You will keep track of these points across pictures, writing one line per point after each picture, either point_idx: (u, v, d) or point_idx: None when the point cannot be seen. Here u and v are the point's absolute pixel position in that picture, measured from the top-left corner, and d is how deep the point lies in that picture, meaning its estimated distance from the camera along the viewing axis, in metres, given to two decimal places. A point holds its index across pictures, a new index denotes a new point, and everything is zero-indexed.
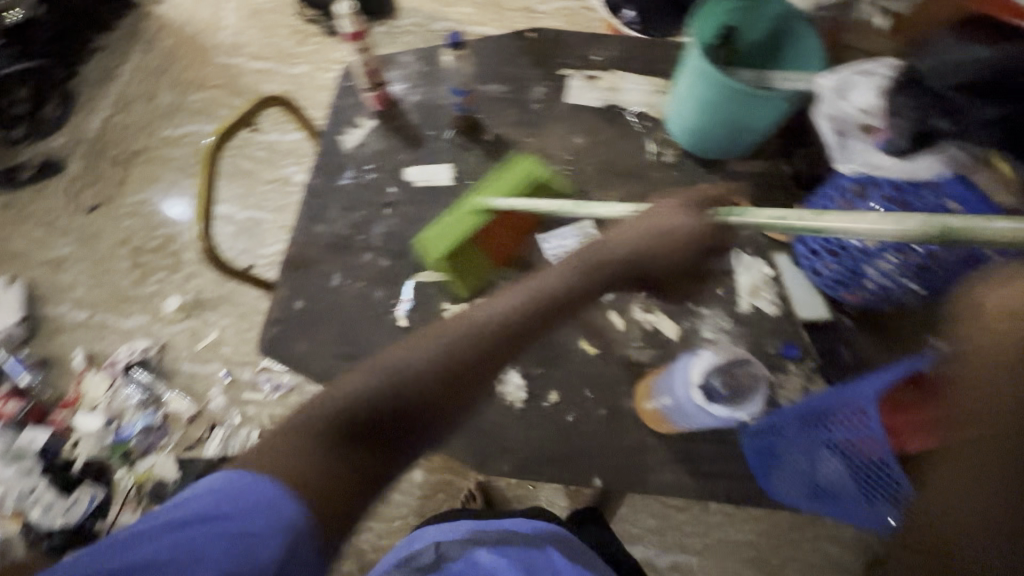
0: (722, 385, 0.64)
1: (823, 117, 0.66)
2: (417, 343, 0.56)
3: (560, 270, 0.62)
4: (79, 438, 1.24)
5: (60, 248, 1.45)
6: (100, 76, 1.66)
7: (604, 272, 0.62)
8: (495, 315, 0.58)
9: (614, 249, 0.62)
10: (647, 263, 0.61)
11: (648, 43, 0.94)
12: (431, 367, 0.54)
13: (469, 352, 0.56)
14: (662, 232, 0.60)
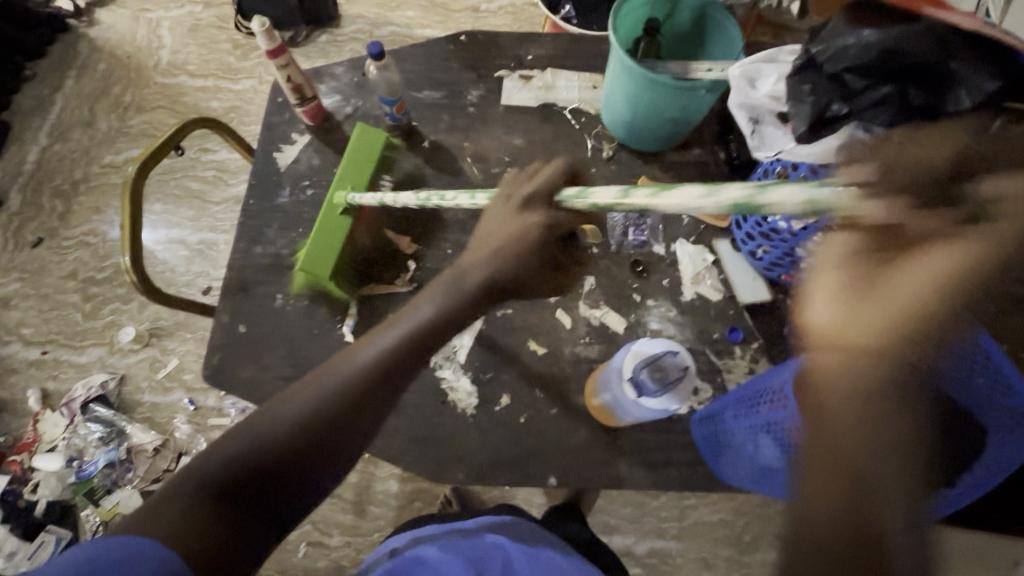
0: (652, 379, 0.65)
1: (737, 107, 0.61)
2: (293, 394, 0.52)
3: (430, 298, 0.59)
4: (39, 480, 1.20)
5: (5, 286, 1.40)
6: (35, 104, 1.61)
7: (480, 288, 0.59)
8: (373, 352, 0.55)
9: (480, 266, 0.60)
10: (503, 271, 0.59)
11: (580, 38, 0.94)
12: (309, 415, 0.50)
13: (348, 393, 0.52)
14: (514, 236, 0.59)
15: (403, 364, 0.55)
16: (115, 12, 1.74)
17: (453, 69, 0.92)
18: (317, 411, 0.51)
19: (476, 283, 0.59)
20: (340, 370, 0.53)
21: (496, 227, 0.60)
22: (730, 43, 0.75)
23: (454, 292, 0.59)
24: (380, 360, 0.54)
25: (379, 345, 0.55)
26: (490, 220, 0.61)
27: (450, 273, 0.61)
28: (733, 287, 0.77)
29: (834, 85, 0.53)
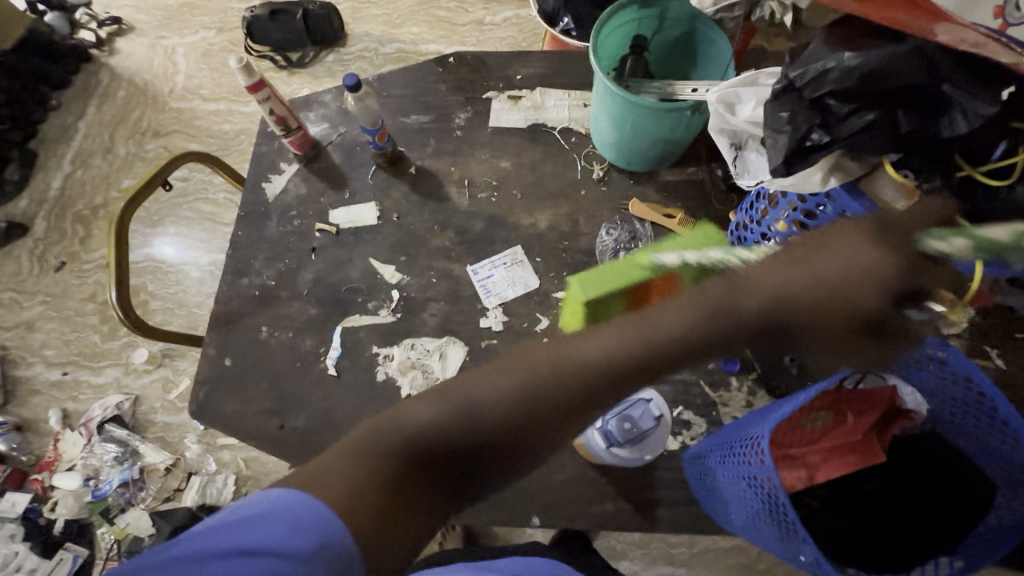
0: (620, 431, 0.64)
1: (716, 131, 0.60)
2: (508, 371, 0.43)
3: (701, 295, 0.44)
4: (58, 499, 1.24)
5: (30, 309, 1.46)
6: (60, 133, 1.68)
7: (771, 313, 0.43)
8: (614, 349, 0.43)
9: (786, 283, 0.43)
10: (861, 305, 0.41)
11: (572, 55, 0.92)
12: (513, 408, 0.42)
13: (579, 397, 0.42)
14: (850, 275, 0.42)
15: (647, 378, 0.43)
16: (135, 41, 1.81)
17: (442, 91, 0.90)
18: (531, 408, 0.42)
19: (766, 306, 0.42)
20: (567, 365, 0.43)
21: (825, 251, 0.43)
22: (720, 56, 0.71)
23: (732, 306, 0.42)
24: (615, 370, 0.42)
25: (624, 341, 0.43)
26: (833, 235, 0.44)
27: (741, 272, 0.44)
28: None
29: (813, 112, 0.51)
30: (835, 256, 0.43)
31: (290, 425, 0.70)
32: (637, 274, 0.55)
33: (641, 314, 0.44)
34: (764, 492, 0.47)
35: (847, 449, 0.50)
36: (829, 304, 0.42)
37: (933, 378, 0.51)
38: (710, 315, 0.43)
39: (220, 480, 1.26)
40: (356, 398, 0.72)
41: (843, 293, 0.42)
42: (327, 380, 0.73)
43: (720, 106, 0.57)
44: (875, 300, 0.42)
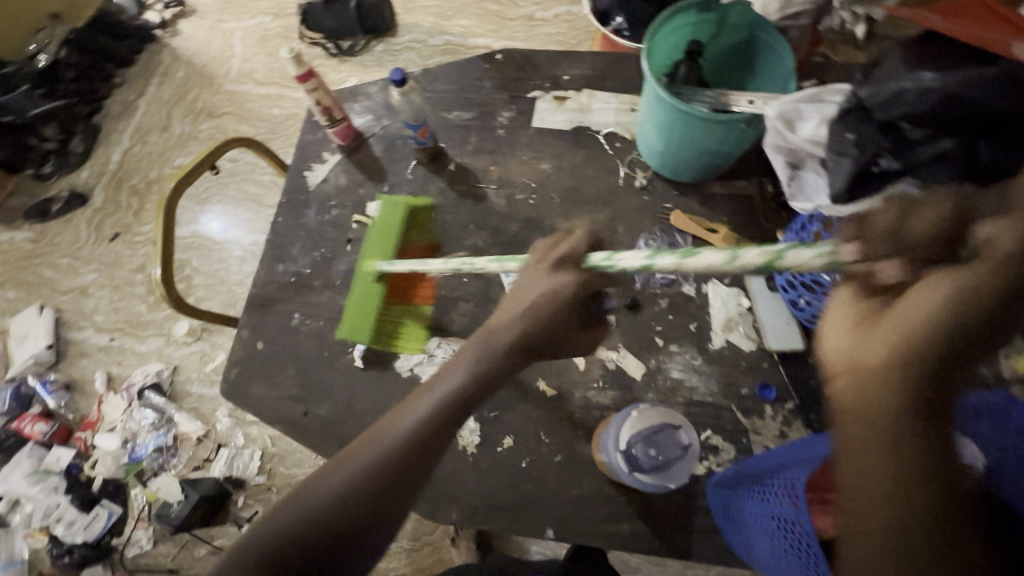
0: (644, 457, 0.59)
1: (774, 150, 0.58)
2: (324, 473, 0.48)
3: (462, 361, 0.54)
4: (98, 458, 1.31)
5: (84, 276, 1.54)
6: (122, 109, 1.76)
7: (511, 346, 0.54)
8: (407, 420, 0.50)
9: (510, 322, 0.55)
10: (561, 313, 0.54)
11: (622, 57, 0.89)
12: (349, 495, 0.46)
13: (393, 462, 0.48)
14: (554, 296, 0.55)
15: (448, 427, 0.50)
16: (196, 24, 1.87)
17: (486, 88, 0.89)
18: (353, 488, 0.46)
19: (503, 345, 0.54)
20: (370, 450, 0.48)
21: (527, 291, 0.56)
22: (780, 68, 0.68)
23: (488, 350, 0.54)
24: (416, 432, 0.49)
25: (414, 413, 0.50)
26: (525, 278, 0.57)
27: (481, 333, 0.56)
28: (764, 334, 0.70)
29: (884, 137, 0.54)
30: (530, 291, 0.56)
31: (314, 413, 0.71)
32: (372, 288, 0.75)
33: (421, 391, 0.53)
34: (795, 538, 0.44)
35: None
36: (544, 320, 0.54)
37: None
38: (466, 367, 0.53)
39: (247, 454, 1.31)
40: (380, 392, 0.72)
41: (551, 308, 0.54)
42: (353, 372, 0.74)
43: (781, 122, 0.56)
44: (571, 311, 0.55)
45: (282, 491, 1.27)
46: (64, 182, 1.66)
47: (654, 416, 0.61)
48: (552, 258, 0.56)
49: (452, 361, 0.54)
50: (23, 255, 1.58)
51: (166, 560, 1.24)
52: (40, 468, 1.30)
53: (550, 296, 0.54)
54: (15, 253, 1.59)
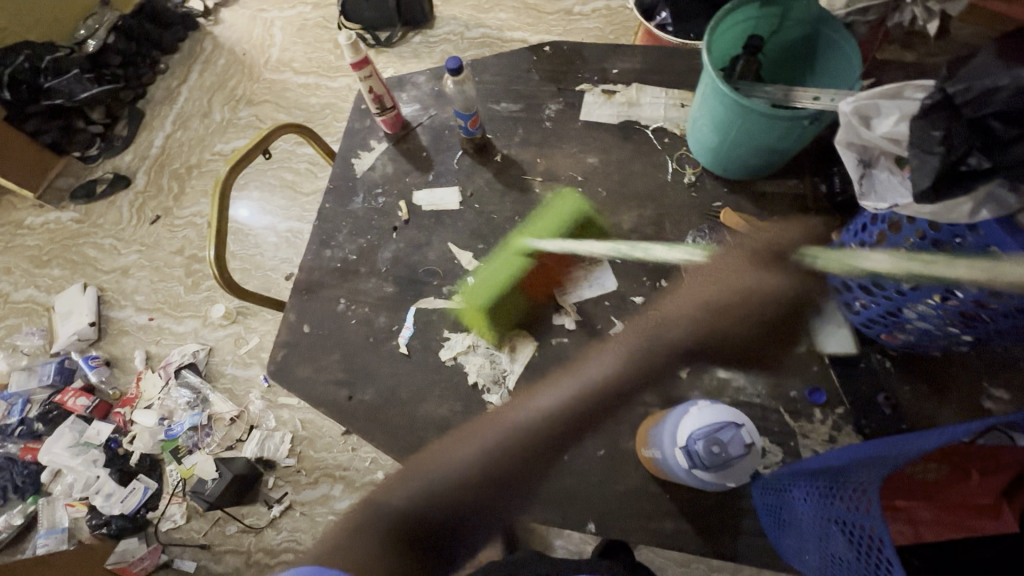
0: (707, 454, 0.56)
1: (843, 145, 0.57)
2: (477, 432, 0.69)
3: (613, 355, 0.71)
4: (136, 433, 1.34)
5: (126, 256, 1.59)
6: (165, 95, 1.80)
7: (675, 341, 0.70)
8: (556, 403, 0.69)
9: (687, 319, 0.71)
10: (722, 321, 0.69)
11: (673, 51, 0.88)
12: (480, 466, 0.67)
13: (530, 442, 0.68)
14: (768, 290, 0.70)
15: (564, 438, 0.68)
16: (238, 13, 1.90)
17: (534, 80, 0.89)
18: (495, 454, 0.67)
19: (677, 336, 0.70)
20: (474, 447, 0.68)
21: (714, 280, 0.71)
22: (844, 65, 0.66)
23: (645, 344, 0.71)
24: (554, 417, 0.69)
25: (558, 399, 0.69)
26: (726, 267, 0.71)
27: (653, 322, 0.72)
28: (816, 337, 0.69)
29: (974, 133, 0.46)
30: (719, 289, 0.70)
31: (357, 398, 0.72)
32: (515, 265, 0.78)
33: (573, 371, 0.71)
34: (859, 540, 0.43)
35: (965, 509, 0.45)
36: (718, 323, 0.70)
37: None
38: (620, 360, 0.71)
39: (278, 436, 1.33)
40: (423, 380, 0.73)
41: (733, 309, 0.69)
42: (397, 358, 0.74)
43: (852, 116, 0.54)
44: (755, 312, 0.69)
45: (311, 475, 1.29)
46: (109, 164, 1.71)
47: (721, 411, 0.57)
48: (751, 246, 0.72)
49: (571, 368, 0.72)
50: (68, 233, 1.63)
51: (198, 535, 1.28)
52: (80, 441, 1.34)
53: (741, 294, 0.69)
54: (61, 232, 1.64)
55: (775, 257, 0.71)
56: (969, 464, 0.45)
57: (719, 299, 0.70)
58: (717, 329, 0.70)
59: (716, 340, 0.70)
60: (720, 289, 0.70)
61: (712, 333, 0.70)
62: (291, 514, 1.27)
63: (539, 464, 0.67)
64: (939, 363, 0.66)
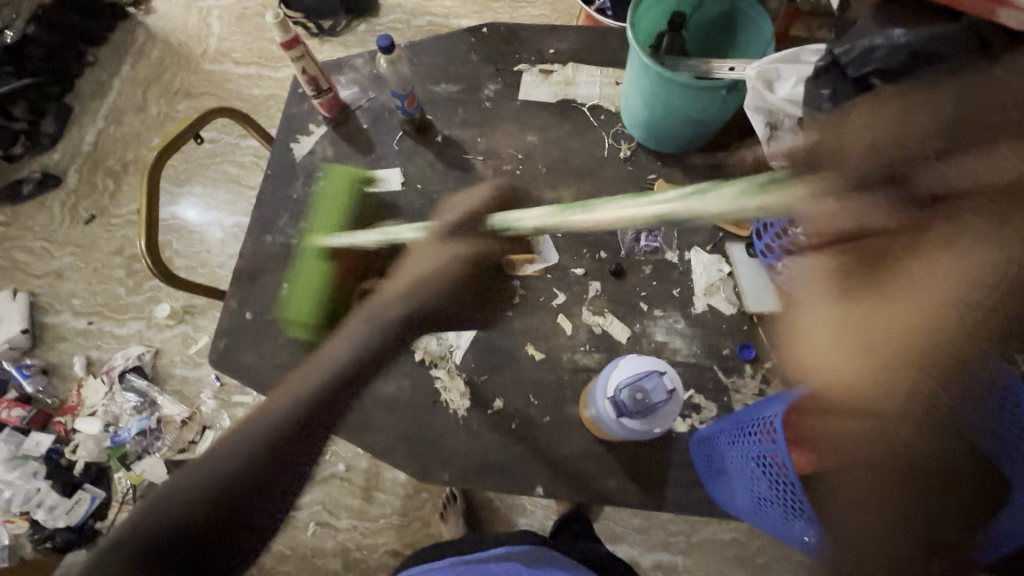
0: (631, 401, 0.60)
1: (752, 109, 0.68)
2: (206, 460, 0.54)
3: (361, 323, 0.61)
4: (79, 442, 1.28)
5: (59, 259, 1.51)
6: (95, 89, 1.72)
7: (409, 313, 0.63)
8: (292, 401, 0.57)
9: (395, 307, 0.62)
10: (416, 303, 0.62)
11: (606, 31, 0.91)
12: (264, 443, 0.55)
13: (271, 437, 0.55)
14: (449, 260, 0.62)
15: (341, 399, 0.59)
16: (171, 2, 1.83)
17: (473, 61, 0.90)
18: (230, 471, 0.53)
19: (405, 305, 0.62)
20: (253, 426, 0.56)
21: (424, 249, 0.63)
22: (761, 41, 0.70)
23: (378, 313, 0.62)
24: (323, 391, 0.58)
25: (294, 396, 0.58)
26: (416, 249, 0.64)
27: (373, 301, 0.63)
28: (744, 297, 0.73)
29: (859, 92, 0.56)
30: (419, 275, 0.62)
31: None
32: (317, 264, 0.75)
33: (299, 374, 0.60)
34: (775, 473, 0.49)
35: None
36: (435, 303, 0.63)
37: (958, 367, 0.53)
38: (365, 334, 0.61)
39: None
40: None
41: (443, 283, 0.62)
42: None
43: (758, 80, 0.65)
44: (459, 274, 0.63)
45: None
46: (36, 163, 1.62)
47: (637, 364, 0.63)
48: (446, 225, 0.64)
49: (354, 318, 0.63)
50: None
51: None
52: (17, 454, 1.26)
53: (445, 258, 0.62)
54: None
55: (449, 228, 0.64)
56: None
57: (430, 268, 0.62)
58: (431, 294, 0.62)
59: (440, 306, 0.64)
60: (425, 263, 0.62)
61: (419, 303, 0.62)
62: None
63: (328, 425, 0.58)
64: None
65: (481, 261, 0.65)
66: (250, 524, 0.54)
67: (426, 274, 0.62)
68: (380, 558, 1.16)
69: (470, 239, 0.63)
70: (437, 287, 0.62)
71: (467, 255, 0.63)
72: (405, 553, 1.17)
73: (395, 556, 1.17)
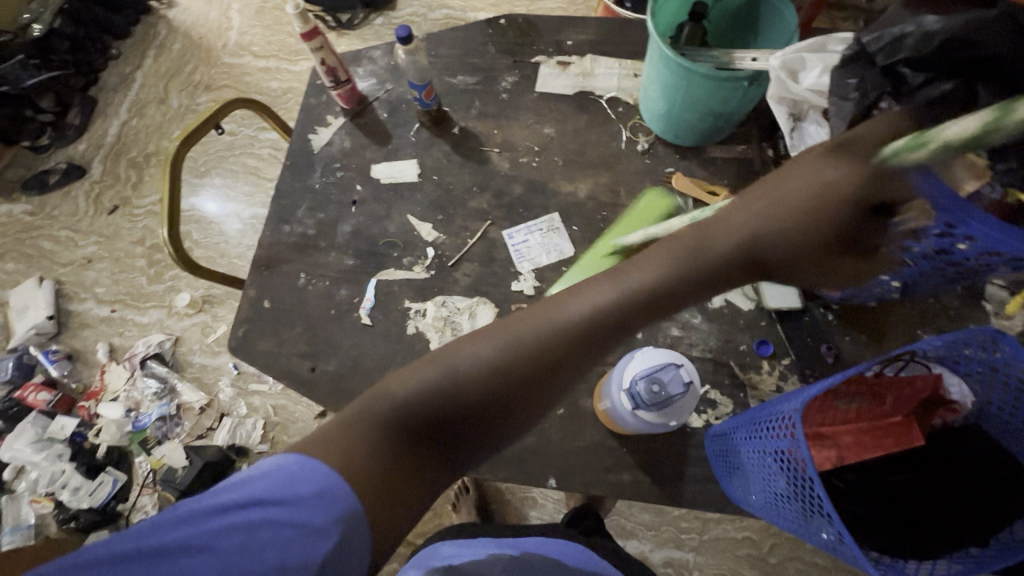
0: (647, 393, 0.59)
1: (776, 100, 0.67)
2: (475, 339, 0.49)
3: (664, 256, 0.52)
4: (102, 426, 1.32)
5: (84, 248, 1.54)
6: (118, 81, 1.75)
7: (733, 251, 0.51)
8: (587, 307, 0.50)
9: (727, 236, 0.51)
10: (754, 241, 0.51)
11: (625, 23, 0.90)
12: (517, 360, 0.48)
13: (539, 350, 0.48)
14: (818, 187, 0.48)
15: (609, 331, 0.50)
16: None
17: (490, 53, 0.90)
18: (510, 366, 0.47)
19: (728, 244, 0.51)
20: (522, 333, 0.49)
21: (785, 178, 0.51)
22: (784, 30, 0.68)
23: (692, 248, 0.52)
24: (596, 317, 0.50)
25: (593, 301, 0.50)
26: (788, 168, 0.52)
27: (693, 231, 0.53)
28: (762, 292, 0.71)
29: (886, 80, 0.55)
30: (788, 203, 0.50)
31: (322, 368, 0.73)
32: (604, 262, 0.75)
33: (604, 277, 0.53)
34: (791, 468, 0.47)
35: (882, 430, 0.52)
36: (772, 240, 0.50)
37: (981, 368, 0.51)
38: (666, 267, 0.51)
39: (249, 423, 1.32)
40: (385, 348, 0.74)
41: (813, 217, 0.48)
42: (360, 329, 0.75)
43: (781, 71, 0.64)
44: (831, 217, 0.48)
45: None
46: (62, 154, 1.66)
47: (652, 357, 0.62)
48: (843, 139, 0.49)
49: (659, 245, 0.54)
50: (22, 226, 1.58)
51: None
52: (44, 436, 1.30)
53: (819, 186, 0.48)
54: (14, 225, 1.59)
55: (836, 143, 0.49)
56: (884, 391, 0.53)
57: (781, 196, 0.50)
58: (774, 229, 0.50)
59: (786, 249, 0.50)
60: (768, 190, 0.51)
61: (749, 248, 0.51)
62: None
63: (590, 358, 0.50)
64: (874, 314, 0.69)
65: (866, 202, 0.47)
66: (463, 446, 0.47)
67: (766, 202, 0.51)
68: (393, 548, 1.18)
69: (840, 167, 0.47)
70: (776, 215, 0.50)
71: (828, 185, 0.48)
72: (416, 543, 1.18)
73: (407, 546, 1.18)
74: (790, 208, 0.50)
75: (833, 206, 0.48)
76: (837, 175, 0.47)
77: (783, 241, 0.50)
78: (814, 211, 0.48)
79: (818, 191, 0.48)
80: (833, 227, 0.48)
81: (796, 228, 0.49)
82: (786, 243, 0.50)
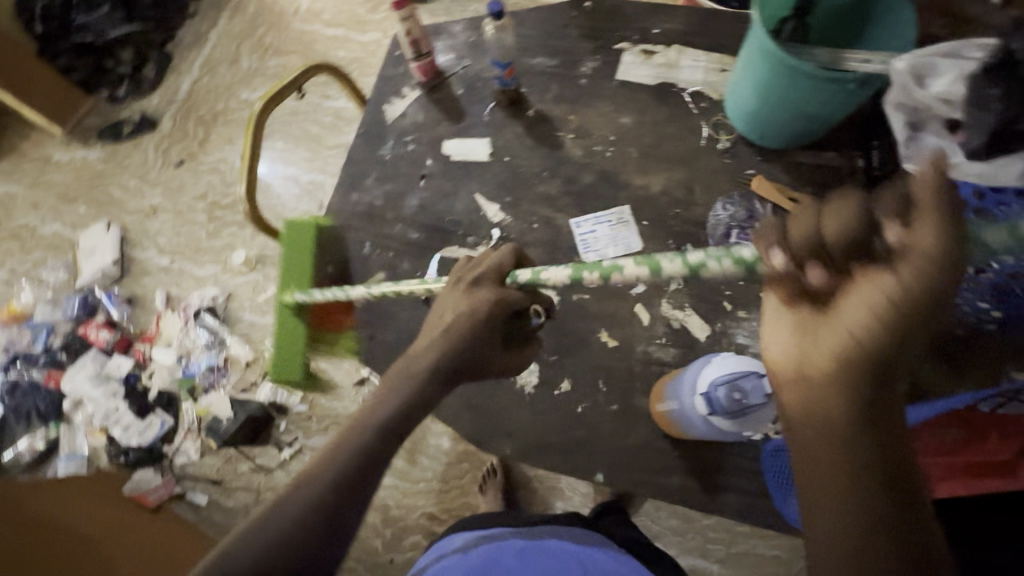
0: (726, 399, 0.60)
1: (893, 104, 0.64)
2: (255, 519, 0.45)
3: (387, 387, 0.57)
4: (155, 369, 1.38)
5: (150, 198, 1.61)
6: (192, 39, 1.80)
7: (435, 367, 0.58)
8: (345, 451, 0.50)
9: (423, 357, 0.58)
10: (446, 355, 0.58)
11: (716, 14, 0.86)
12: (305, 512, 0.45)
13: (325, 496, 0.47)
14: (466, 312, 0.60)
15: (372, 461, 0.51)
16: None
17: (572, 36, 0.87)
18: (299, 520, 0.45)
19: (427, 365, 0.58)
20: (300, 491, 0.47)
21: (446, 311, 0.61)
22: (898, 33, 0.65)
23: (402, 374, 0.58)
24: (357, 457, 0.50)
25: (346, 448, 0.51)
26: (442, 300, 0.63)
27: (403, 361, 0.60)
28: None
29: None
30: (445, 325, 0.60)
31: (380, 338, 0.74)
32: (290, 322, 0.81)
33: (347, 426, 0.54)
34: None
35: None
36: (455, 348, 0.58)
37: None
38: (395, 392, 0.56)
39: None
40: None
41: (460, 332, 0.59)
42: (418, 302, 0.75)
43: (910, 75, 0.61)
44: (476, 331, 0.59)
45: (321, 422, 1.32)
46: (136, 106, 1.73)
47: (732, 363, 0.61)
48: (473, 278, 0.63)
49: (385, 381, 0.58)
50: (94, 172, 1.66)
51: (210, 471, 1.32)
52: (101, 373, 1.38)
53: (466, 310, 0.60)
54: (87, 171, 1.66)
55: (470, 283, 0.62)
56: None
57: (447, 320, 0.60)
58: (452, 351, 0.58)
59: (460, 360, 0.59)
60: (440, 320, 0.61)
61: (444, 364, 0.58)
62: (300, 457, 1.30)
63: (358, 503, 0.48)
64: None
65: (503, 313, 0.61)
66: None
67: (439, 328, 0.60)
68: (417, 519, 1.21)
69: (464, 298, 0.61)
70: (442, 337, 0.59)
71: (467, 314, 0.60)
72: (441, 518, 1.20)
73: (431, 520, 1.20)
74: (452, 329, 0.59)
75: (476, 323, 0.59)
76: (468, 302, 0.60)
77: (457, 352, 0.58)
78: (467, 328, 0.59)
79: (465, 318, 0.59)
80: (484, 332, 0.59)
81: (462, 341, 0.58)
82: (461, 354, 0.58)
